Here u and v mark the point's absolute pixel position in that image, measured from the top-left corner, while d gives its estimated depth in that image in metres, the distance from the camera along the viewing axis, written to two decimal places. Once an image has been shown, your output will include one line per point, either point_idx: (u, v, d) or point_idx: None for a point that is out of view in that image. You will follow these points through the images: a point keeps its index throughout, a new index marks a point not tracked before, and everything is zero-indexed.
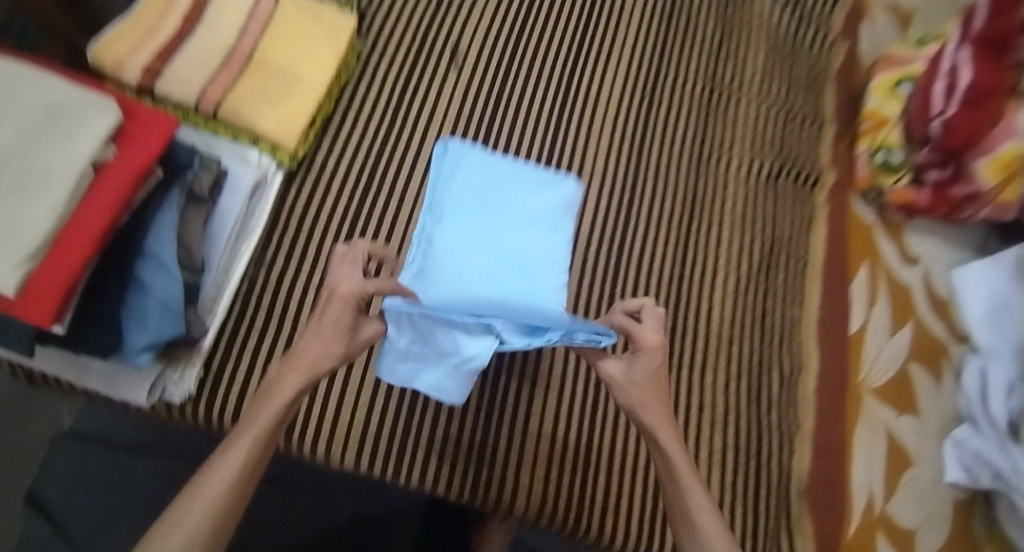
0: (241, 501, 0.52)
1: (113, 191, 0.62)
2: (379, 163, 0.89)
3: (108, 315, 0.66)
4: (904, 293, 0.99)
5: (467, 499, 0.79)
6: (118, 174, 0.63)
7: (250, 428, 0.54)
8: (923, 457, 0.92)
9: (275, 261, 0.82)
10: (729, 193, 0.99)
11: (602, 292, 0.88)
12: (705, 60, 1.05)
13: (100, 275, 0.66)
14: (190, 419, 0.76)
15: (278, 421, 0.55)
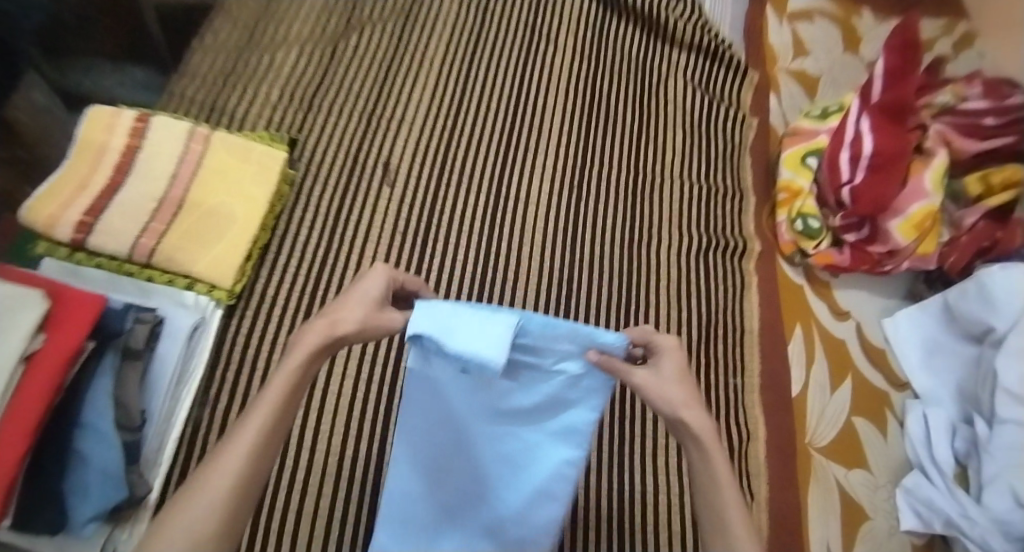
0: (251, 480, 0.51)
1: (47, 381, 0.64)
2: (318, 285, 0.92)
3: (47, 492, 0.69)
4: (840, 348, 1.03)
5: None
6: (50, 363, 0.65)
7: (275, 381, 0.53)
8: (876, 509, 0.95)
9: (219, 399, 0.86)
10: (665, 271, 1.02)
11: None
12: (630, 144, 1.10)
13: (42, 453, 0.70)
14: None
15: (300, 376, 0.53)
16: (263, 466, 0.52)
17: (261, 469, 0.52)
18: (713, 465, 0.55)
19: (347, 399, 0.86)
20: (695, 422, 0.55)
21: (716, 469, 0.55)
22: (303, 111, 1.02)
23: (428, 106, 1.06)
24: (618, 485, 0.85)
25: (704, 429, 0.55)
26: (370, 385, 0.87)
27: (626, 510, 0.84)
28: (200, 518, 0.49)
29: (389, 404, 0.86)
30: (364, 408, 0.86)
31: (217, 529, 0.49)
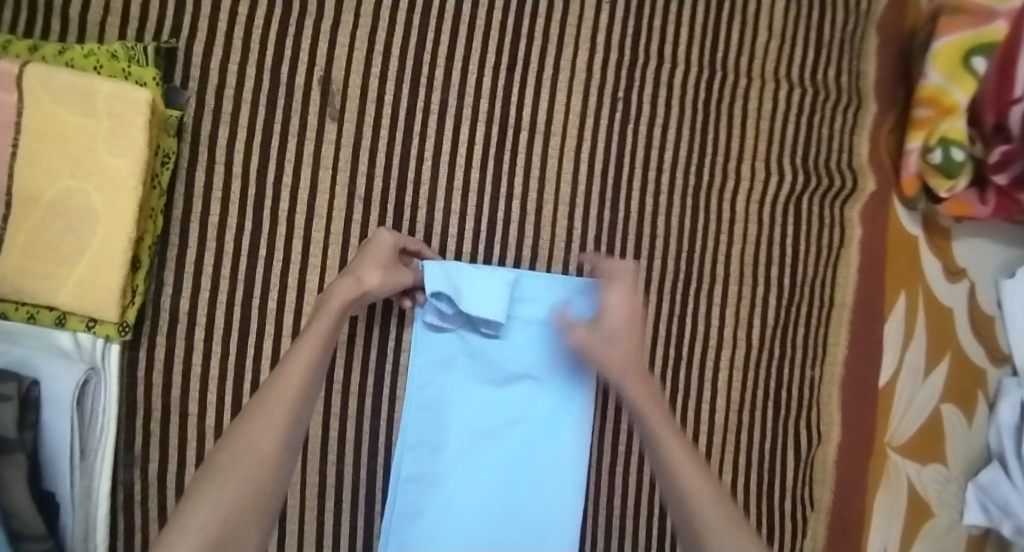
0: (302, 414, 0.51)
1: None
2: (255, 289, 0.66)
3: None
4: (945, 318, 0.82)
5: None
6: None
7: (314, 325, 0.56)
8: (942, 503, 0.82)
9: (148, 453, 0.66)
10: (737, 230, 0.75)
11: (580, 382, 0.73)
12: (691, 25, 0.75)
13: None
14: None
15: (338, 317, 0.57)
16: (313, 395, 0.52)
17: (299, 416, 0.51)
18: (663, 435, 0.56)
19: (318, 440, 0.69)
20: (636, 388, 0.60)
21: (669, 444, 0.55)
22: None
23: None
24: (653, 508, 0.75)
25: (656, 406, 0.58)
26: (344, 421, 0.69)
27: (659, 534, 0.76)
28: (234, 482, 0.45)
29: (372, 443, 0.70)
30: (340, 449, 0.69)
31: (259, 477, 0.46)
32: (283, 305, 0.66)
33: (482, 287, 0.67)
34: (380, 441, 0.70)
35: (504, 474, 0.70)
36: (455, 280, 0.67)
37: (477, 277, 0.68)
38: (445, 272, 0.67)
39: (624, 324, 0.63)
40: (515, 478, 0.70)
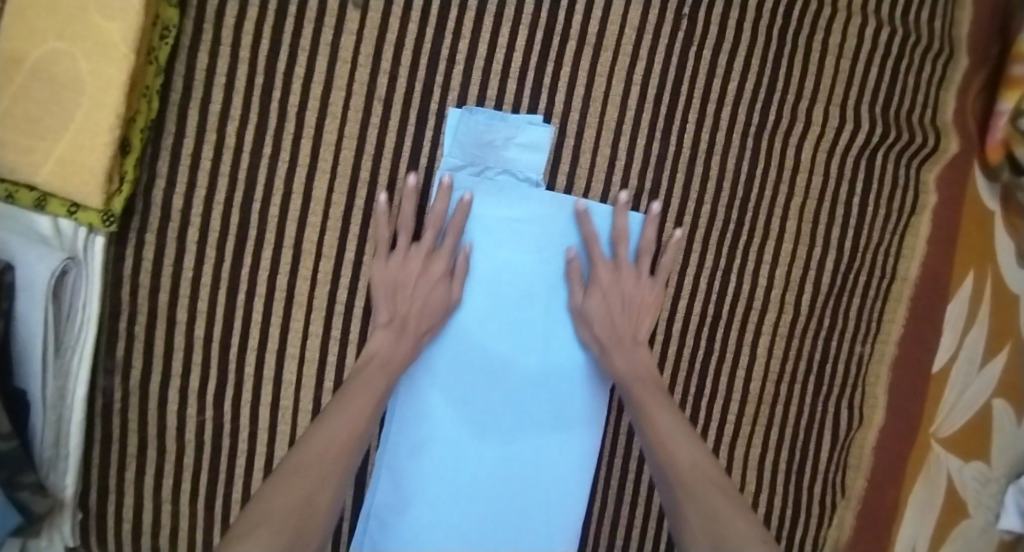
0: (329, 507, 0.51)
1: None
2: (257, 192, 0.59)
3: None
4: (1012, 305, 0.74)
5: None
6: None
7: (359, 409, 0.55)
8: (977, 504, 0.76)
9: (129, 360, 0.60)
10: (800, 181, 0.67)
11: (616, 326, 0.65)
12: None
13: None
14: None
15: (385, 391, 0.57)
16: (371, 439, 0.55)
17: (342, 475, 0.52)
18: (662, 426, 0.57)
19: (314, 366, 0.62)
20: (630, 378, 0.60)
21: (684, 457, 0.55)
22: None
23: None
24: None
25: (646, 382, 0.60)
26: (345, 346, 0.62)
27: None
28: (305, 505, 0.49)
29: None
30: (338, 377, 0.63)
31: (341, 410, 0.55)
32: (287, 212, 0.60)
33: (524, 146, 0.61)
34: None
35: (499, 454, 0.64)
36: (492, 134, 0.61)
37: (507, 177, 0.61)
38: (480, 123, 0.61)
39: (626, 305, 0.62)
40: (511, 456, 0.64)
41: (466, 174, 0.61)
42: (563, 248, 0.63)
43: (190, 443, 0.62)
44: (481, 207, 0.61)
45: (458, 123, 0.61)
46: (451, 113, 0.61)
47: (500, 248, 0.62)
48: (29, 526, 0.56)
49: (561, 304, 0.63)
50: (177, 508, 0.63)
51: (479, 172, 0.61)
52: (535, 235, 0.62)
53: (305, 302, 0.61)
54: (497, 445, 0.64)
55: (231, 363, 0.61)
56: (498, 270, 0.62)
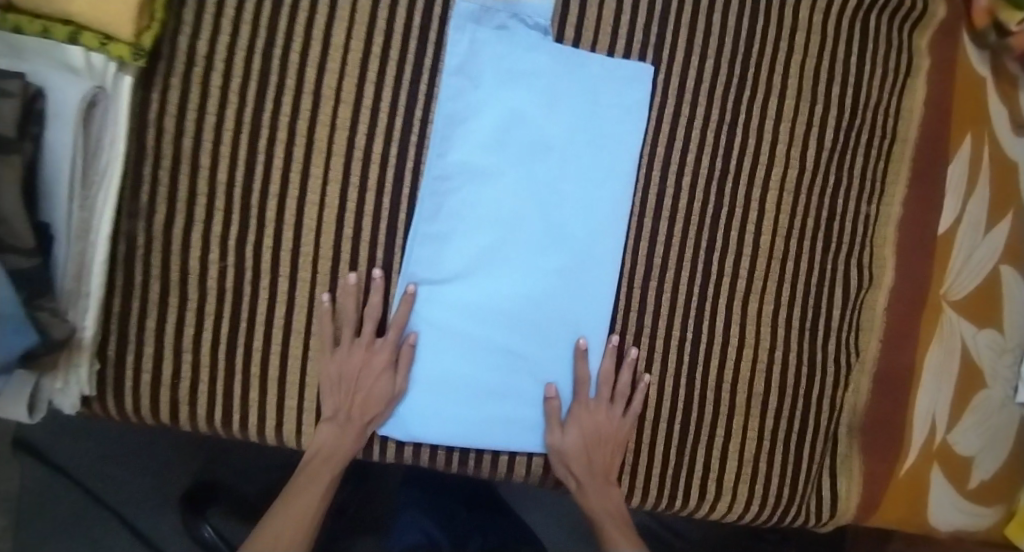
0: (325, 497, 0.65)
1: None
2: (278, 40, 0.62)
3: None
4: (1008, 171, 0.76)
5: (468, 470, 0.69)
6: None
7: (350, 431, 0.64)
8: (996, 377, 0.76)
9: (153, 205, 0.62)
10: (798, 40, 0.69)
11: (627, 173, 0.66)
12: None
13: None
14: (115, 411, 0.64)
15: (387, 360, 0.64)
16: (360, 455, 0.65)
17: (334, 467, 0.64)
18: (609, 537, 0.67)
19: (333, 211, 0.63)
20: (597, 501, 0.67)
21: None
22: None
23: None
24: (688, 334, 0.68)
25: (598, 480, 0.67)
26: (363, 193, 0.63)
27: (693, 364, 0.69)
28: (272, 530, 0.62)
29: (390, 222, 0.64)
30: (357, 224, 0.64)
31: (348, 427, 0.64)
32: (306, 60, 0.62)
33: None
34: (400, 222, 0.64)
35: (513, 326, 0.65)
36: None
37: (514, 23, 0.64)
38: None
39: (603, 438, 0.67)
40: (526, 324, 0.65)
41: (479, 14, 0.63)
42: (577, 91, 0.65)
43: (211, 291, 0.63)
44: (493, 46, 0.63)
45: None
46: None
47: (516, 89, 0.63)
48: (43, 355, 0.56)
49: (577, 149, 0.65)
50: (198, 360, 0.63)
51: (490, 10, 0.64)
52: (542, 81, 0.64)
53: (324, 148, 0.63)
54: (516, 319, 0.65)
55: (252, 208, 0.63)
56: (514, 110, 0.63)
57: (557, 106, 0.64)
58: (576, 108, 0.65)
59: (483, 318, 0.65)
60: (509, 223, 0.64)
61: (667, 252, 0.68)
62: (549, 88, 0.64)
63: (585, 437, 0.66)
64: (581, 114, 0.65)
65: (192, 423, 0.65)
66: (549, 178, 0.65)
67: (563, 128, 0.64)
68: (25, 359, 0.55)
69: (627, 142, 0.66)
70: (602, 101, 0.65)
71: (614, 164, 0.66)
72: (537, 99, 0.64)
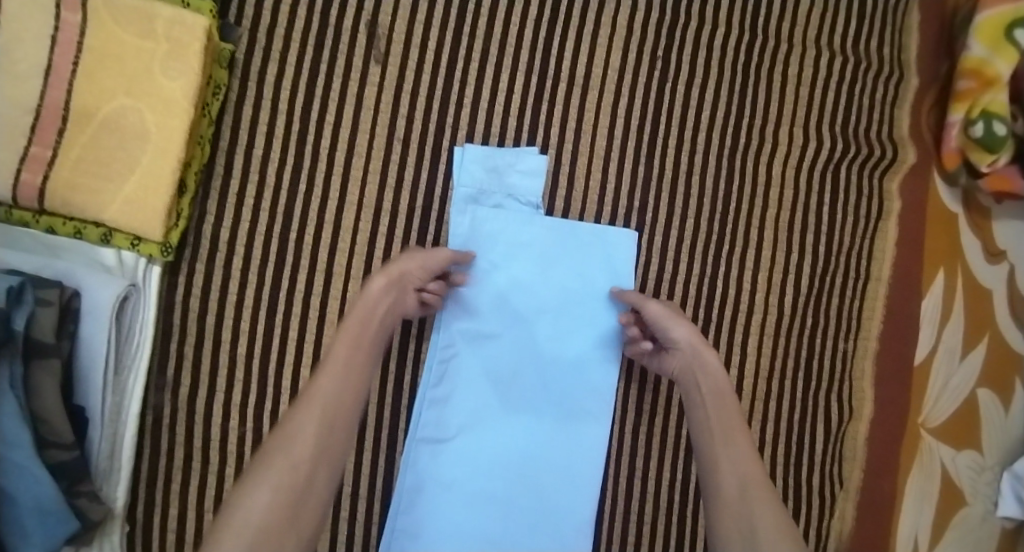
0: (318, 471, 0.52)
1: None
2: (292, 224, 0.67)
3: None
4: (984, 301, 0.79)
5: None
6: None
7: (341, 337, 0.58)
8: (976, 494, 0.79)
9: (179, 379, 0.67)
10: (773, 193, 0.74)
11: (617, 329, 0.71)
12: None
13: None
14: None
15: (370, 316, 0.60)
16: (358, 398, 0.56)
17: (336, 417, 0.54)
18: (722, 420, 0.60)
19: None
20: (681, 330, 0.64)
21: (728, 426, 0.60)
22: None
23: None
24: (677, 475, 0.73)
25: (713, 376, 0.62)
26: None
27: (682, 504, 0.73)
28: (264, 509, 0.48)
29: (397, 383, 0.70)
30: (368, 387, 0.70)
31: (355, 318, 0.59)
32: (319, 241, 0.68)
33: (524, 172, 0.70)
34: (406, 382, 0.70)
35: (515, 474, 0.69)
36: (495, 160, 0.70)
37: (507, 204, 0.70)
38: (484, 156, 0.70)
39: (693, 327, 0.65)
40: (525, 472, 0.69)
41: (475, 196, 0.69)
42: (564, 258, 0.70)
43: (232, 455, 0.68)
44: (488, 226, 0.69)
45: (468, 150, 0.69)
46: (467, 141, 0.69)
47: (507, 264, 0.69)
48: (83, 535, 0.61)
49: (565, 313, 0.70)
50: (219, 519, 0.68)
51: (485, 193, 0.70)
52: (533, 257, 0.69)
53: (335, 320, 0.68)
54: (516, 465, 0.69)
55: (270, 378, 0.67)
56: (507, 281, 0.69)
57: (551, 277, 0.69)
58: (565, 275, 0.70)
59: (485, 469, 0.69)
60: (508, 379, 0.69)
61: (654, 399, 0.74)
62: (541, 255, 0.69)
63: (670, 312, 0.65)
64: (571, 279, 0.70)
65: None
66: (545, 339, 0.69)
67: (553, 299, 0.70)
68: (69, 540, 0.60)
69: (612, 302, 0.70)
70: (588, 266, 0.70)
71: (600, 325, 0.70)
72: (530, 268, 0.69)
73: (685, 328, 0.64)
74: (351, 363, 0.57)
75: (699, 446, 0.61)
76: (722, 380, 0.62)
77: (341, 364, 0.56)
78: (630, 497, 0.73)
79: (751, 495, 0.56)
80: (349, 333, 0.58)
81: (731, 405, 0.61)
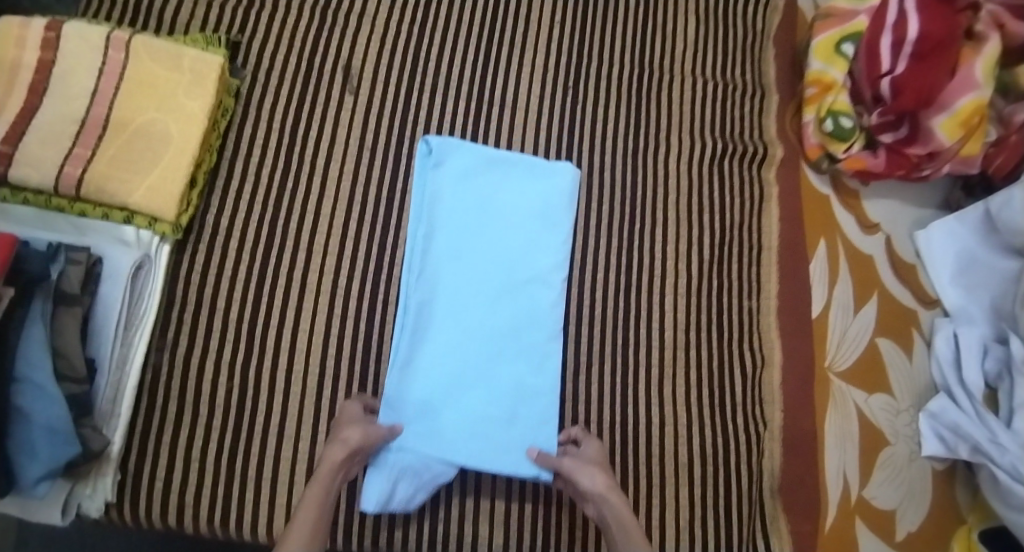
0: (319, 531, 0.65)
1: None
2: (280, 215, 0.84)
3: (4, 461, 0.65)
4: (868, 263, 0.93)
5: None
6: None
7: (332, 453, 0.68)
8: (897, 434, 0.88)
9: (178, 340, 0.79)
10: (671, 184, 0.92)
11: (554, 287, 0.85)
12: (619, 41, 0.99)
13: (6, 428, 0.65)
14: (132, 521, 0.74)
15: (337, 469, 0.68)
16: (331, 506, 0.67)
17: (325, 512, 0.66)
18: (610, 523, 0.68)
19: (320, 337, 0.81)
20: None
21: (612, 519, 0.68)
22: (250, 17, 0.92)
23: (395, 9, 0.96)
24: (617, 419, 0.82)
25: (622, 521, 0.67)
26: (344, 320, 0.82)
27: (625, 446, 0.81)
28: None
29: (366, 340, 0.81)
30: (340, 346, 0.81)
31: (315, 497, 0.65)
32: (303, 227, 0.84)
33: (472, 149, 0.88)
34: (374, 338, 0.82)
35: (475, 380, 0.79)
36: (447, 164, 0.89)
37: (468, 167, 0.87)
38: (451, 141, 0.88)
39: None
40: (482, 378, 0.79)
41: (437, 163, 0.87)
42: (494, 195, 0.87)
43: (219, 409, 0.77)
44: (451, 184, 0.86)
45: (431, 141, 0.87)
46: (420, 145, 0.88)
47: (440, 220, 0.85)
48: (82, 464, 0.69)
49: (492, 326, 0.81)
50: (204, 466, 0.76)
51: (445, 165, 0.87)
52: (490, 203, 0.87)
53: (314, 288, 0.82)
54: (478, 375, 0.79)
55: (258, 336, 0.80)
56: (444, 251, 0.83)
57: (506, 221, 0.86)
58: (501, 279, 0.84)
59: (455, 379, 0.79)
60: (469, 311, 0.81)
61: (589, 354, 0.84)
62: (479, 250, 0.84)
63: None
64: (501, 225, 0.86)
65: (194, 525, 0.75)
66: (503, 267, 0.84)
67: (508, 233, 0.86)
68: (67, 468, 0.68)
69: (559, 255, 0.86)
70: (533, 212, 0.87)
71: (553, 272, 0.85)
72: (449, 275, 0.83)
73: (597, 479, 0.71)
74: (325, 501, 0.66)
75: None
76: (627, 514, 0.68)
77: (323, 485, 0.66)
78: None
79: None
80: (310, 502, 0.65)
81: (634, 528, 0.67)
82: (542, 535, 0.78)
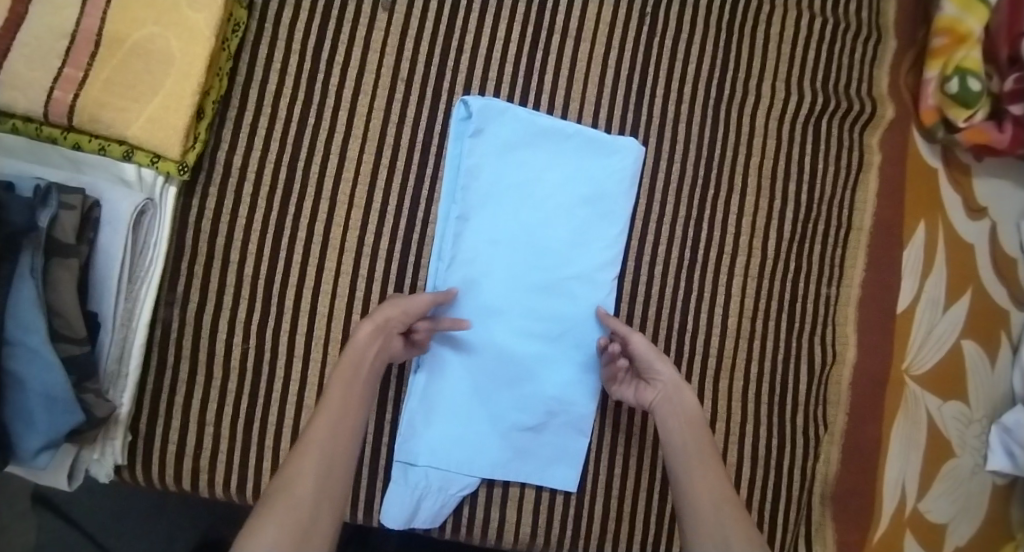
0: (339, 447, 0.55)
1: None
2: (302, 154, 0.73)
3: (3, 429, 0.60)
4: (966, 254, 0.81)
5: (460, 533, 0.74)
6: None
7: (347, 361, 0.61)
8: (964, 446, 0.80)
9: (188, 295, 0.71)
10: (756, 144, 0.78)
11: (608, 259, 0.75)
12: None
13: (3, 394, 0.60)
14: (145, 481, 0.71)
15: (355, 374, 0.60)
16: (356, 415, 0.58)
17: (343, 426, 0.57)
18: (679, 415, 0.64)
19: (345, 300, 0.73)
20: None
21: (682, 413, 0.64)
22: None
23: None
24: None
25: (693, 416, 0.64)
26: (370, 283, 0.73)
27: None
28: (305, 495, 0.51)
29: None
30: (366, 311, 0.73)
31: (334, 405, 0.57)
32: (326, 170, 0.73)
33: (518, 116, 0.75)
34: None
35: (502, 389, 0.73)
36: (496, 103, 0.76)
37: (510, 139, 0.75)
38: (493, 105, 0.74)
39: None
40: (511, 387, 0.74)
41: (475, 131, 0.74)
42: (541, 173, 0.75)
43: (234, 372, 0.71)
44: (489, 158, 0.74)
45: (472, 104, 0.74)
46: (458, 107, 0.74)
47: (477, 200, 0.74)
48: (87, 431, 0.64)
49: (528, 328, 0.74)
50: (219, 432, 0.71)
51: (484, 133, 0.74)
52: (534, 181, 0.75)
53: (338, 244, 0.73)
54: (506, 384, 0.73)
55: (275, 295, 0.72)
56: (477, 238, 0.74)
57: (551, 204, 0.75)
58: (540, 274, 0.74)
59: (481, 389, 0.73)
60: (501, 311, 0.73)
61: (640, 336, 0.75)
62: (518, 234, 0.74)
63: None
64: (546, 206, 0.75)
65: (210, 491, 0.71)
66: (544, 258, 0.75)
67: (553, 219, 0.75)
68: (70, 435, 0.63)
69: (616, 230, 0.75)
70: (577, 188, 0.76)
71: (606, 247, 0.75)
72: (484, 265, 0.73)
73: (668, 366, 0.68)
74: (349, 400, 0.58)
75: (671, 449, 0.63)
76: (696, 409, 0.64)
77: (345, 385, 0.59)
78: (616, 429, 0.76)
79: (722, 503, 0.57)
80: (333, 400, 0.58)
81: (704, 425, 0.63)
82: (572, 525, 0.74)
